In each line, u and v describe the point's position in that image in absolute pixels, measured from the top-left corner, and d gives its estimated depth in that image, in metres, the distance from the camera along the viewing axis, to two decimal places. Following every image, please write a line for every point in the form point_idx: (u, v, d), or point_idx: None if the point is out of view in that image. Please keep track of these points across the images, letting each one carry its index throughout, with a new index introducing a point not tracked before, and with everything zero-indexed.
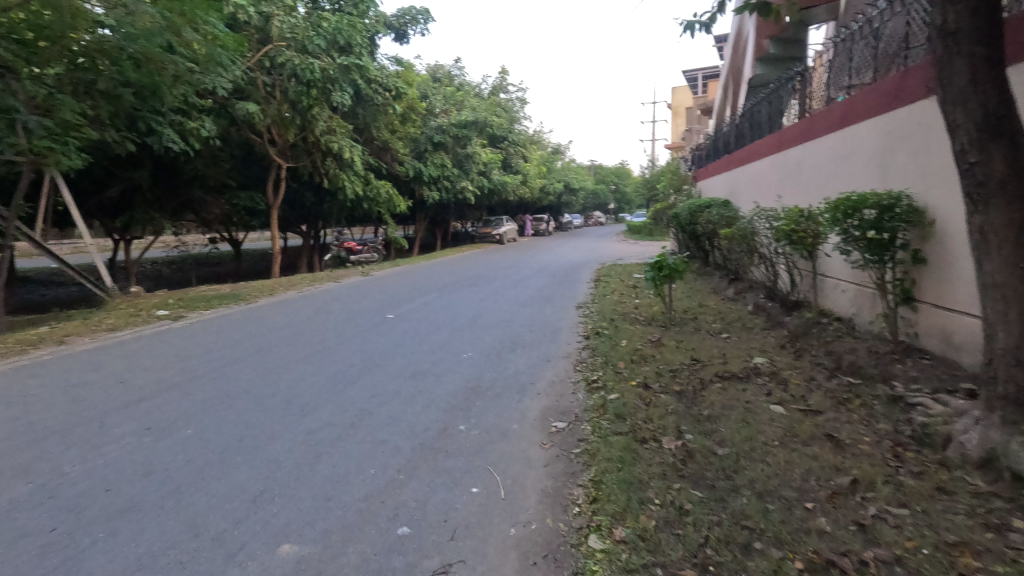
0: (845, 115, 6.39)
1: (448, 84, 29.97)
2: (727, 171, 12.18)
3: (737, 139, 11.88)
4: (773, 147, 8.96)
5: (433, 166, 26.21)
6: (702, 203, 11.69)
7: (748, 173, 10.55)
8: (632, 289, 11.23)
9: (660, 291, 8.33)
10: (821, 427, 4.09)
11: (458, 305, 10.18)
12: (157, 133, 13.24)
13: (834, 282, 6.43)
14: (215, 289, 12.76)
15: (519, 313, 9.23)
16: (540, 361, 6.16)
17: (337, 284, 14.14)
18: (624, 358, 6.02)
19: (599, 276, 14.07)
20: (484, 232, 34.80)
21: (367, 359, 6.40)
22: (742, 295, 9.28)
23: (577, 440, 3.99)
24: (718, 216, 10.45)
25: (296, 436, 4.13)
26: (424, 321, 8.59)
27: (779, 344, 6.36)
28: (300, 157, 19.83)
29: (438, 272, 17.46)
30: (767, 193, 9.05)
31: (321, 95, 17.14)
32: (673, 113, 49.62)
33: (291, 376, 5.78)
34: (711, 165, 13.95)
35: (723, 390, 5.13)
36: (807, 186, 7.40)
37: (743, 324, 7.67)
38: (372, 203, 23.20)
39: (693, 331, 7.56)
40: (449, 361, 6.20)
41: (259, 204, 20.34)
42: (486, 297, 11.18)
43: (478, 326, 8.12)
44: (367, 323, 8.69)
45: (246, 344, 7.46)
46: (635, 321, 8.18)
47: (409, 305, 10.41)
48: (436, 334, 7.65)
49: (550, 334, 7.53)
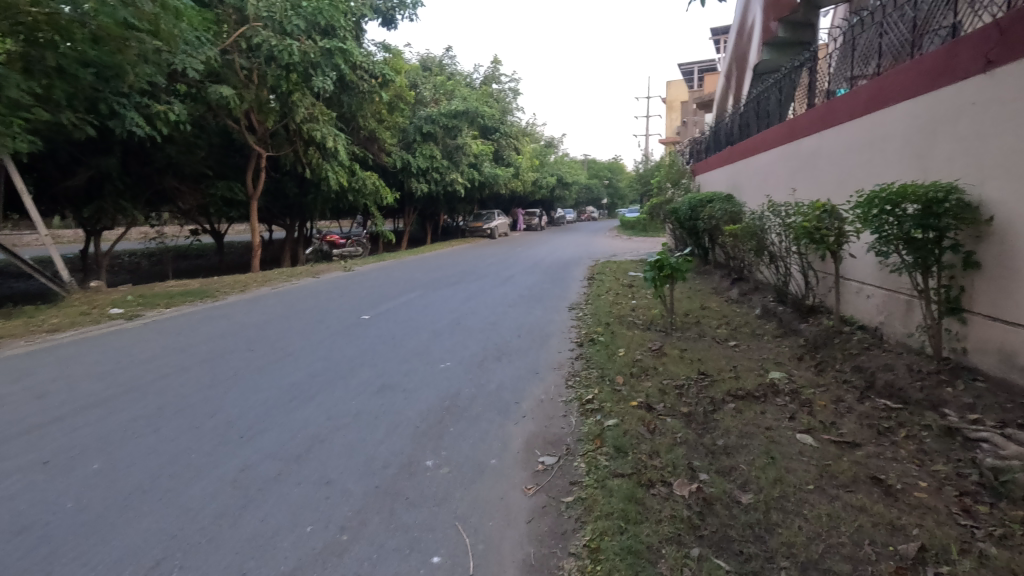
0: (872, 99, 5.69)
1: (439, 73, 29.04)
2: (730, 163, 11.46)
3: (741, 129, 11.17)
4: (783, 136, 8.25)
5: (422, 157, 25.34)
6: (703, 197, 10.98)
7: (753, 165, 9.84)
8: (628, 288, 10.54)
9: (661, 292, 7.62)
10: (862, 466, 3.41)
11: (440, 305, 9.41)
12: (121, 116, 12.35)
13: (857, 286, 5.75)
14: (183, 285, 11.91)
15: (507, 314, 8.49)
16: (527, 373, 5.42)
17: (316, 280, 13.33)
18: (622, 372, 5.31)
19: (593, 274, 13.34)
20: (475, 226, 33.97)
21: (330, 368, 5.64)
22: (747, 296, 8.61)
23: (570, 484, 3.26)
24: (721, 211, 9.75)
25: (224, 474, 3.38)
26: (401, 324, 7.83)
27: (796, 356, 5.66)
28: (281, 145, 19.13)
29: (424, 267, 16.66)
30: (777, 187, 8.34)
31: (302, 80, 16.25)
32: (668, 107, 48.91)
33: (239, 389, 5.02)
34: (712, 158, 13.22)
35: (739, 412, 4.43)
36: (824, 178, 6.70)
37: (752, 330, 6.99)
38: (358, 195, 22.33)
39: (697, 338, 6.87)
40: (423, 373, 5.46)
41: (238, 194, 19.38)
42: (472, 296, 10.43)
43: (461, 330, 7.38)
44: (339, 324, 7.92)
45: (199, 348, 6.68)
46: (634, 326, 7.47)
47: (388, 304, 9.63)
48: (413, 339, 6.90)
49: (539, 340, 6.79)
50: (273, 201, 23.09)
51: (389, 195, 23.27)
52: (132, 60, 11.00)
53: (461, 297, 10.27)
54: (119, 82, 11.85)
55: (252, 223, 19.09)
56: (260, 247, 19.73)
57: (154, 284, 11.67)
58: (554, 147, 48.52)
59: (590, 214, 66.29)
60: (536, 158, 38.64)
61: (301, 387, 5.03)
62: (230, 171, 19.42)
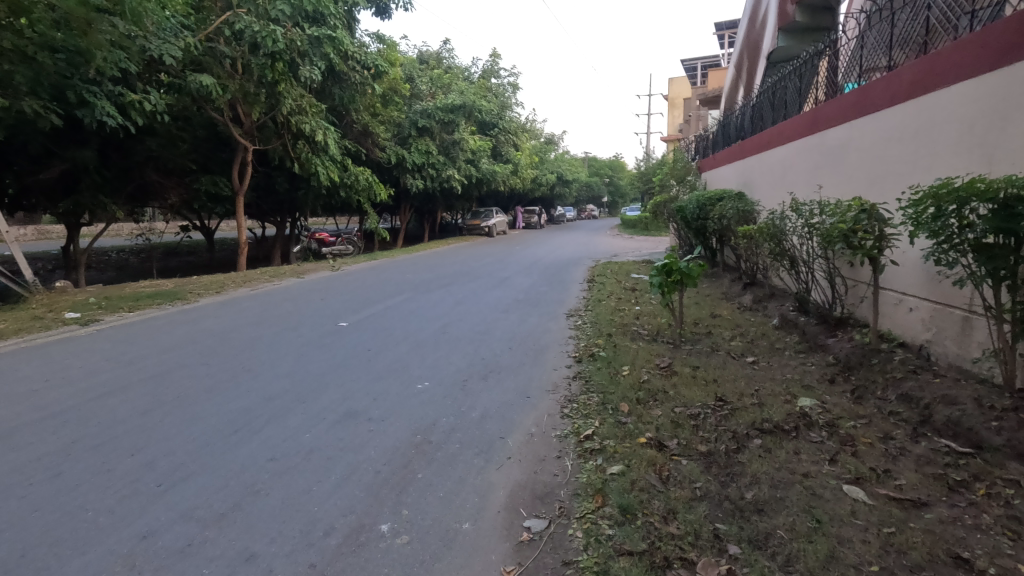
0: (917, 82, 4.95)
1: (436, 67, 28.21)
2: (741, 159, 10.71)
3: (754, 122, 10.39)
4: (803, 129, 7.53)
5: (417, 152, 24.55)
6: (712, 194, 10.23)
7: (767, 160, 9.12)
8: (632, 293, 9.78)
9: (668, 299, 6.87)
10: (936, 536, 2.68)
11: (427, 310, 8.67)
12: (90, 105, 11.60)
13: (896, 296, 5.02)
14: (156, 286, 11.17)
15: (499, 322, 7.76)
16: (517, 396, 4.68)
17: (299, 281, 12.57)
18: (628, 397, 4.56)
19: (593, 276, 12.62)
20: (472, 224, 33.19)
21: (292, 389, 4.92)
22: (762, 303, 7.87)
23: (564, 565, 2.54)
24: (732, 211, 9.00)
25: (120, 547, 2.64)
26: (382, 332, 7.10)
27: (826, 378, 4.92)
28: (270, 139, 18.44)
29: (416, 267, 15.90)
30: (796, 185, 7.63)
31: (288, 70, 15.48)
32: (670, 104, 48.10)
33: (179, 414, 4.30)
34: (720, 154, 12.49)
35: (770, 452, 3.68)
36: (854, 176, 6.00)
37: (771, 343, 6.25)
38: (350, 191, 21.58)
39: (709, 352, 6.12)
40: (397, 395, 4.72)
41: (223, 189, 18.30)
42: (464, 299, 9.74)
43: (447, 341, 6.64)
44: (312, 333, 7.17)
45: (149, 360, 5.93)
46: (639, 338, 6.72)
47: (371, 309, 8.90)
48: (391, 351, 6.16)
49: (533, 354, 6.05)
50: (263, 197, 22.33)
51: (383, 191, 22.51)
52: (98, 43, 10.28)
53: (451, 301, 9.55)
54: (88, 68, 11.10)
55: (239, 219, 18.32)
56: (246, 244, 18.94)
57: (125, 284, 10.92)
58: (555, 144, 47.67)
59: (590, 213, 65.49)
60: (536, 155, 37.82)
61: (251, 414, 4.30)
62: (215, 165, 18.41)
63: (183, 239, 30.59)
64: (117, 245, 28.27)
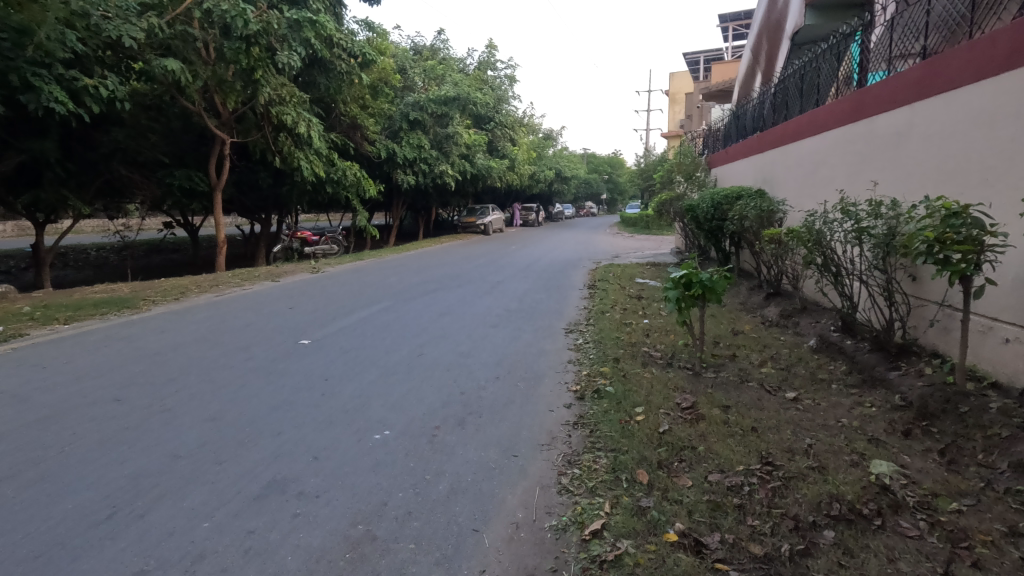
0: (1014, 52, 3.90)
1: (430, 58, 27.01)
2: (760, 153, 9.64)
3: (775, 112, 9.30)
4: (842, 116, 6.47)
5: (409, 146, 23.44)
6: (729, 192, 9.13)
7: (793, 152, 8.05)
8: (639, 303, 8.70)
9: (686, 317, 5.76)
10: None
11: (406, 324, 7.58)
12: (38, 91, 10.47)
13: (987, 323, 4.00)
14: (109, 292, 10.05)
15: (487, 340, 6.66)
16: (502, 455, 3.61)
17: (270, 286, 11.43)
18: (646, 460, 3.47)
19: (594, 281, 11.52)
20: (468, 222, 32.05)
21: (211, 442, 3.81)
22: (794, 319, 6.78)
23: None
24: (754, 211, 7.90)
25: None
26: (348, 355, 6.00)
27: (900, 428, 3.86)
28: (250, 132, 17.37)
29: (404, 269, 14.79)
30: (834, 182, 6.57)
31: (265, 56, 14.34)
32: (671, 100, 47.02)
33: (46, 487, 3.20)
34: (733, 148, 11.41)
35: (854, 559, 2.60)
36: (916, 173, 4.94)
37: (814, 373, 5.18)
38: (337, 186, 20.47)
39: (740, 386, 5.02)
40: (345, 454, 3.62)
41: (199, 184, 16.82)
42: (450, 309, 8.65)
43: (422, 367, 5.54)
44: (264, 354, 6.06)
45: (49, 392, 4.81)
46: (653, 365, 5.62)
47: (342, 322, 7.80)
48: (352, 382, 5.07)
49: (525, 386, 4.96)
50: (245, 193, 21.20)
51: (372, 187, 21.44)
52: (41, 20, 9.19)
53: (435, 312, 8.45)
54: (34, 48, 9.99)
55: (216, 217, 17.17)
56: (225, 243, 17.77)
57: (73, 290, 9.80)
58: (554, 140, 46.43)
59: (588, 210, 64.38)
60: (533, 150, 36.64)
61: (141, 487, 3.19)
62: (190, 159, 17.09)
63: (164, 237, 29.26)
64: (93, 244, 26.95)
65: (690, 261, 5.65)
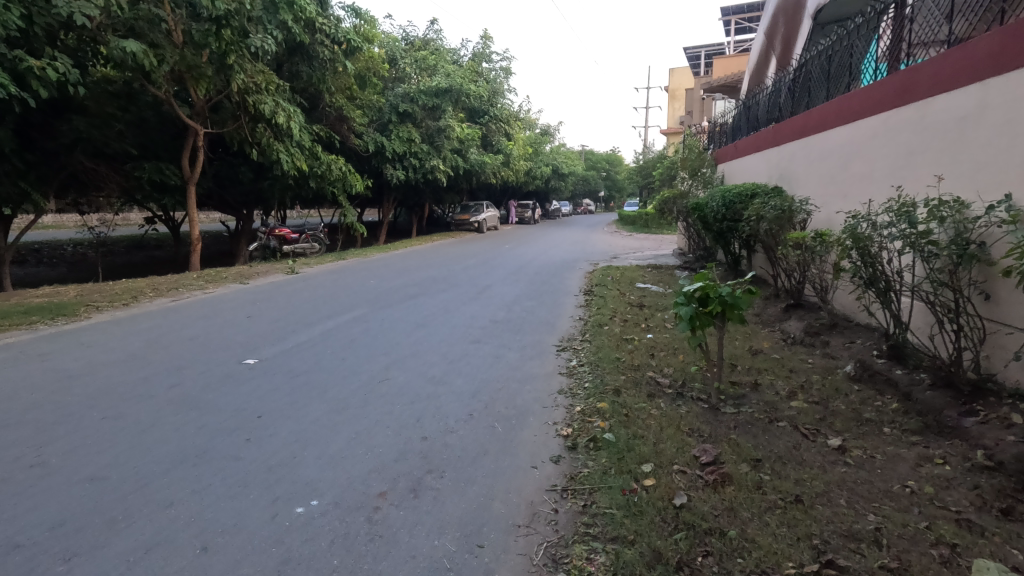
0: None
1: (422, 48, 25.83)
2: (775, 147, 8.69)
3: (793, 100, 8.35)
4: (884, 100, 5.51)
5: (398, 140, 22.43)
6: (742, 189, 8.15)
7: (817, 143, 7.09)
8: (640, 316, 7.75)
9: (702, 340, 4.75)
10: None
11: (374, 338, 6.60)
12: None
13: None
14: (52, 296, 9.05)
15: (465, 359, 5.70)
16: (465, 545, 2.65)
17: (236, 289, 10.44)
18: (660, 559, 2.52)
19: (591, 286, 10.57)
20: (461, 219, 30.99)
21: (73, 520, 2.84)
22: (822, 337, 5.83)
23: None
24: (772, 211, 6.95)
25: None
26: (296, 381, 5.02)
27: (997, 506, 2.92)
28: (226, 122, 16.38)
29: (388, 270, 13.77)
30: (874, 178, 5.62)
31: (238, 39, 13.31)
32: (672, 95, 45.90)
33: None
34: (744, 142, 10.42)
35: None
36: (991, 165, 4.00)
37: (860, 411, 4.24)
38: (321, 181, 19.46)
39: (771, 429, 4.07)
40: (247, 543, 2.66)
41: (169, 177, 15.77)
42: (428, 319, 7.67)
43: (382, 399, 4.57)
44: (194, 378, 5.09)
45: None
46: (660, 397, 4.67)
47: (302, 334, 6.81)
48: (290, 421, 4.10)
49: (505, 427, 4.00)
50: (224, 186, 20.12)
51: (359, 183, 20.43)
52: None
53: (411, 323, 7.48)
54: None
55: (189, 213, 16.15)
56: (199, 240, 16.73)
57: (10, 294, 8.79)
58: (552, 135, 45.22)
59: (585, 207, 63.33)
60: (529, 146, 35.49)
61: None
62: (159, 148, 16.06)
63: (145, 232, 28.14)
64: (69, 239, 25.85)
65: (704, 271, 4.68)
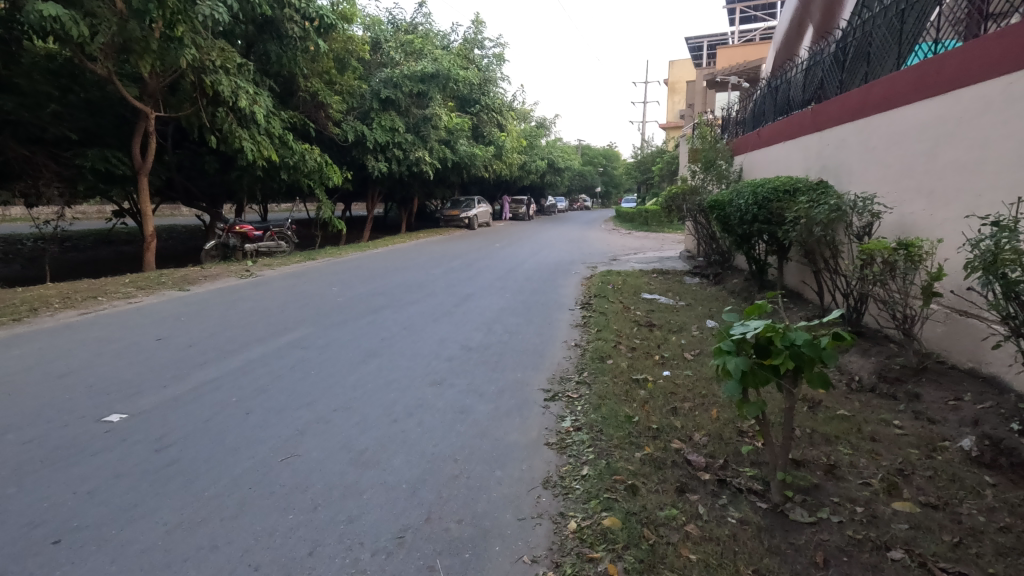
0: None
1: (409, 31, 24.05)
2: (817, 131, 7.09)
3: (841, 73, 6.77)
4: (1006, 60, 3.95)
5: (380, 129, 20.76)
6: (778, 183, 6.56)
7: (883, 124, 5.51)
8: (652, 345, 6.18)
9: (757, 411, 3.09)
10: None
11: (304, 377, 5.01)
12: None
13: None
14: None
15: (417, 416, 4.12)
16: None
17: (167, 300, 8.78)
18: None
19: (589, 297, 9.01)
20: (451, 215, 29.30)
21: None
22: (907, 386, 4.28)
23: None
24: (823, 212, 5.36)
25: None
26: (160, 459, 3.42)
27: None
28: (183, 105, 14.70)
29: (358, 273, 12.12)
30: (989, 169, 4.05)
31: (186, 7, 11.58)
32: (672, 89, 44.38)
33: None
34: (772, 128, 8.82)
35: None
36: None
37: (1016, 535, 2.71)
38: (294, 173, 17.80)
39: (885, 572, 2.51)
40: None
41: (117, 166, 14.06)
42: (386, 345, 6.08)
43: (273, 499, 2.99)
44: (13, 451, 3.49)
45: None
46: (696, 495, 3.11)
47: (213, 368, 5.21)
48: (102, 557, 2.51)
49: (451, 571, 2.45)
50: (194, 179, 18.89)
51: (338, 175, 18.82)
52: None
53: (360, 350, 5.88)
54: None
55: (141, 206, 14.46)
56: (154, 237, 14.98)
57: None
58: (548, 128, 43.47)
59: (581, 203, 61.69)
60: (524, 138, 33.81)
61: None
62: (108, 134, 14.49)
63: (112, 226, 26.32)
64: (28, 233, 24.02)
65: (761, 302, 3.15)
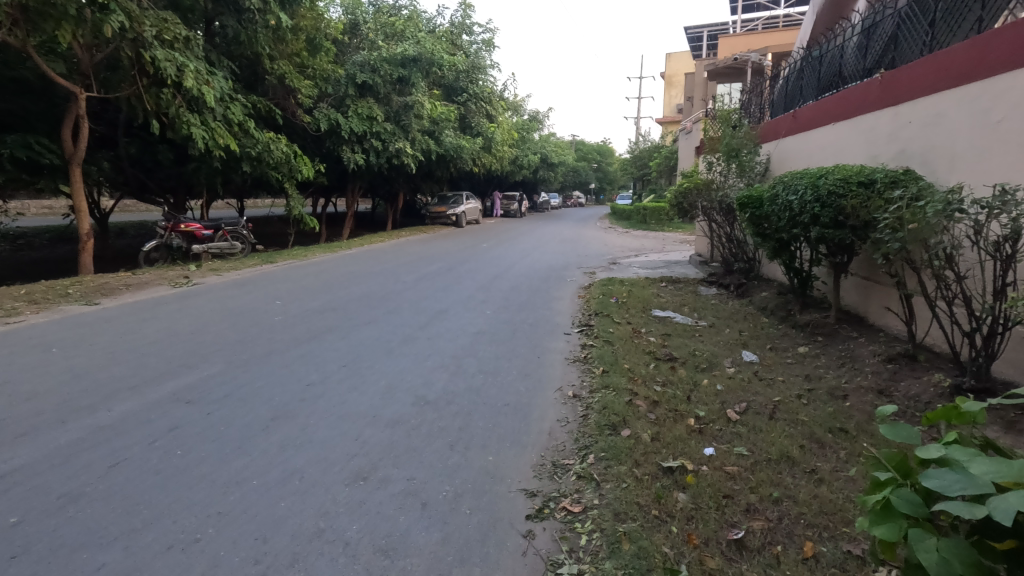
0: None
1: (390, 13, 22.09)
2: (892, 105, 5.38)
3: (930, 26, 5.05)
4: None
5: (356, 117, 18.88)
6: (850, 174, 4.82)
7: (1020, 89, 3.81)
8: (677, 396, 4.48)
9: None
10: None
11: (157, 466, 3.26)
12: None
13: None
14: None
15: (306, 567, 2.41)
16: None
17: (54, 320, 6.93)
18: None
19: (588, 317, 7.28)
20: (437, 211, 27.35)
21: None
22: None
23: None
24: (934, 213, 3.63)
25: None
26: None
27: None
28: (124, 85, 12.84)
29: (314, 281, 10.29)
30: None
31: None
32: (669, 82, 42.74)
33: None
34: (815, 108, 7.10)
35: None
36: None
37: None
38: (258, 164, 15.94)
39: None
40: None
41: (45, 155, 12.21)
42: (308, 399, 4.32)
43: None
44: None
45: None
46: None
47: (25, 449, 3.43)
48: None
49: None
50: (147, 171, 16.99)
51: (308, 167, 16.93)
52: None
53: (266, 408, 4.12)
54: None
55: (74, 200, 12.54)
56: (91, 236, 13.05)
57: None
58: (540, 121, 41.56)
59: (575, 199, 59.81)
60: (515, 131, 31.89)
61: None
62: (37, 119, 12.62)
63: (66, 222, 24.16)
64: None
65: (966, 409, 1.59)
